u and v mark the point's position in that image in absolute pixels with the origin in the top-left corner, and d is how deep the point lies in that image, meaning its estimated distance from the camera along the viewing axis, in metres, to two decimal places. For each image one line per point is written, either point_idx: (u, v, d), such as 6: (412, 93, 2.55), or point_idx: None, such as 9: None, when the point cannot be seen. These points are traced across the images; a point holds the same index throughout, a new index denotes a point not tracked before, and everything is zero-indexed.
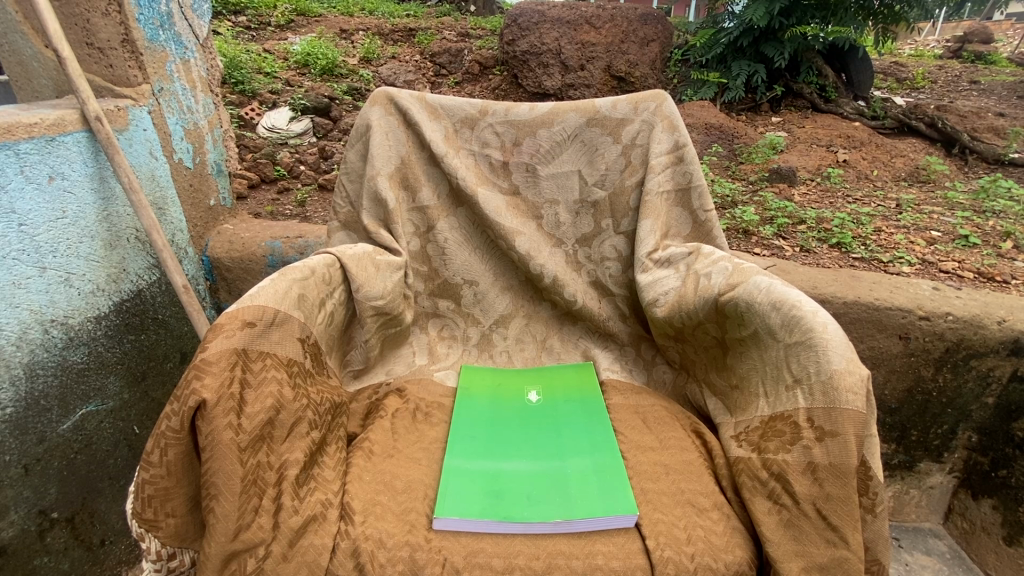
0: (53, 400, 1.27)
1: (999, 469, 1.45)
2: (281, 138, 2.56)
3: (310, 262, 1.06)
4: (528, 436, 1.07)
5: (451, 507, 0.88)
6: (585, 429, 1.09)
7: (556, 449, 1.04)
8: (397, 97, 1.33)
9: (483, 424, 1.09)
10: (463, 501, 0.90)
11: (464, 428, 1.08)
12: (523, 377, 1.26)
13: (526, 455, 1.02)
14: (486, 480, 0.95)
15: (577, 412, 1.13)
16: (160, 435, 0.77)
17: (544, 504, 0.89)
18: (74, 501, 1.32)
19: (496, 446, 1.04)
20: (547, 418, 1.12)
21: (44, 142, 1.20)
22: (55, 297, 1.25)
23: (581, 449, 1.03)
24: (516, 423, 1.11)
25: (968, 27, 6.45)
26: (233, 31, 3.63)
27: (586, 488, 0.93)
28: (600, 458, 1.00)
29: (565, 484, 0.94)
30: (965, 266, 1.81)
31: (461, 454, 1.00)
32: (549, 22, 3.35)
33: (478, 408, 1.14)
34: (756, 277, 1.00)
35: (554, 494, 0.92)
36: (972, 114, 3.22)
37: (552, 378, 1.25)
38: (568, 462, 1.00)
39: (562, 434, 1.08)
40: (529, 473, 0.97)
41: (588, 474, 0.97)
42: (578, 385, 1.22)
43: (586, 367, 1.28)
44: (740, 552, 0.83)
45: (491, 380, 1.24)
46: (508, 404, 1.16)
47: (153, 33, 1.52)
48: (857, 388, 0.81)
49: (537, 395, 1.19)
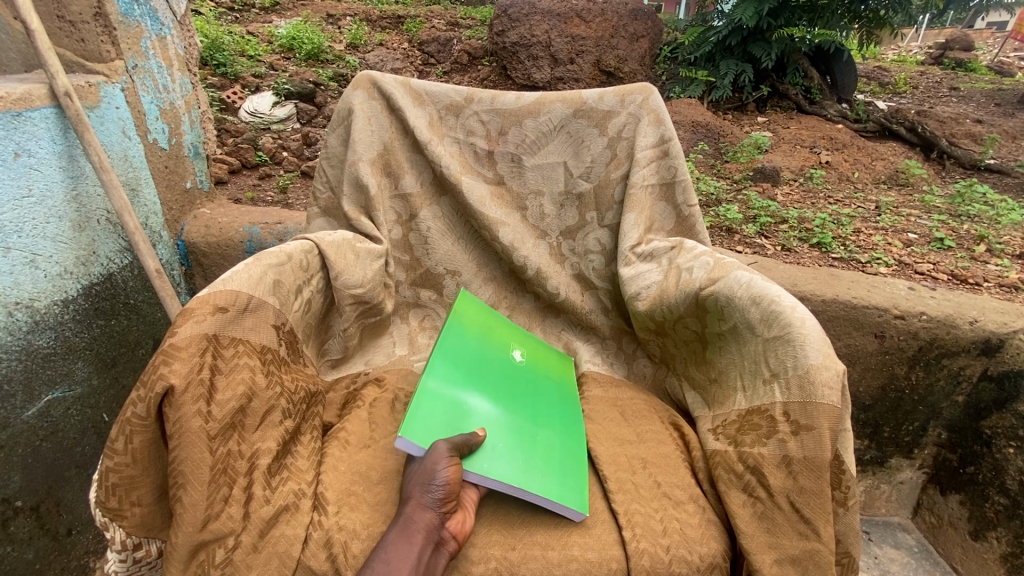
0: (16, 384, 1.23)
1: (967, 466, 1.49)
2: (263, 123, 2.51)
3: (287, 248, 1.03)
4: (506, 391, 1.02)
5: (420, 432, 0.84)
6: (559, 408, 1.05)
7: (534, 412, 1.00)
8: (380, 80, 1.29)
9: (471, 355, 1.04)
10: (422, 429, 0.85)
11: (450, 349, 1.01)
12: (512, 327, 1.22)
13: (505, 405, 0.98)
14: (463, 412, 0.91)
15: (554, 389, 1.09)
16: (124, 422, 0.75)
17: (507, 463, 0.86)
18: (39, 490, 1.28)
19: (478, 388, 0.98)
20: (530, 378, 1.09)
21: (8, 117, 1.15)
22: (19, 280, 1.20)
23: (555, 425, 1.00)
24: (500, 371, 1.06)
25: (949, 35, 6.57)
26: (214, 10, 3.53)
27: (553, 467, 0.90)
28: (569, 442, 0.97)
29: (534, 455, 0.90)
30: (940, 268, 1.84)
31: (441, 376, 0.95)
32: (539, 14, 3.31)
33: (468, 338, 1.07)
34: (736, 272, 1.01)
35: (524, 462, 0.88)
36: (950, 120, 3.29)
37: (537, 349, 1.21)
38: (540, 431, 0.96)
39: (538, 404, 1.03)
40: (504, 427, 0.93)
41: (554, 452, 0.93)
42: (561, 369, 1.18)
43: (568, 360, 1.24)
44: (714, 544, 0.84)
45: (483, 319, 1.16)
46: (495, 346, 1.11)
47: (128, 8, 1.46)
48: (833, 383, 0.82)
49: (520, 355, 1.14)
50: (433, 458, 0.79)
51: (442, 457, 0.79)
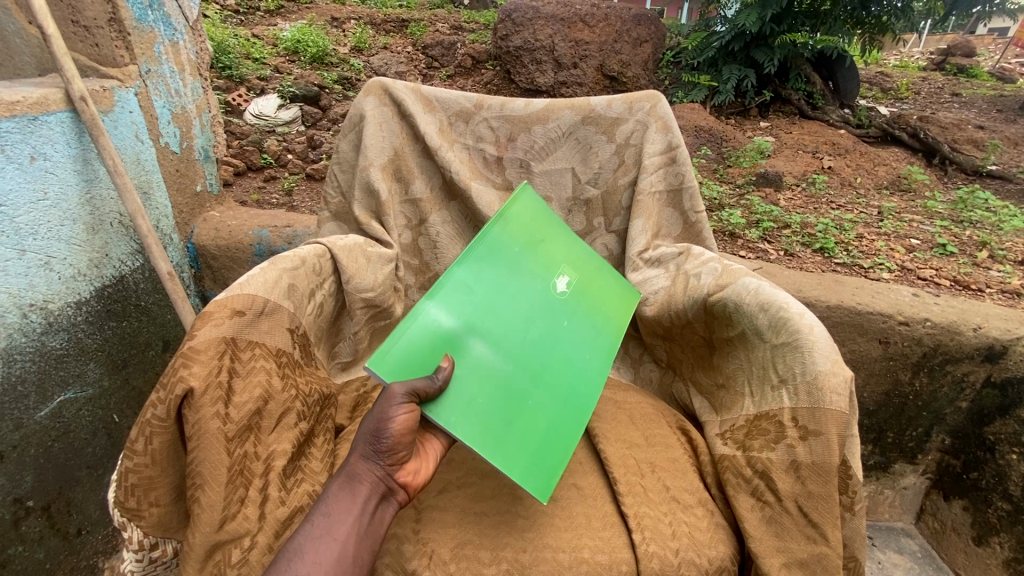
0: (30, 385, 1.25)
1: (970, 471, 1.49)
2: (268, 126, 2.53)
3: (301, 252, 1.04)
4: (521, 333, 0.92)
5: (394, 363, 0.78)
6: (575, 366, 0.95)
7: (537, 368, 0.90)
8: (391, 87, 1.31)
9: (493, 287, 0.93)
10: (393, 362, 0.78)
11: (466, 279, 0.91)
12: (567, 247, 1.10)
13: (506, 353, 0.89)
14: (449, 353, 0.83)
15: (581, 340, 0.99)
16: (144, 424, 0.76)
17: (476, 422, 0.79)
18: (50, 490, 1.29)
19: (488, 324, 0.89)
20: (557, 319, 0.98)
21: (26, 121, 1.16)
22: (34, 282, 1.22)
23: (554, 387, 0.90)
24: (524, 306, 0.96)
25: (951, 41, 6.59)
26: (219, 13, 3.56)
27: (527, 440, 0.82)
28: (563, 412, 0.89)
29: (511, 421, 0.83)
30: (943, 274, 1.85)
31: (442, 307, 0.86)
32: (543, 18, 3.33)
33: (495, 265, 0.95)
34: (744, 279, 1.02)
35: (495, 427, 0.81)
36: (952, 126, 3.31)
37: (598, 276, 1.12)
38: (536, 392, 0.88)
39: (551, 356, 0.93)
40: (491, 380, 0.84)
41: (541, 422, 0.85)
42: (617, 306, 1.10)
43: (633, 296, 1.15)
44: (722, 547, 0.85)
45: (534, 237, 1.04)
46: (529, 275, 0.99)
47: (141, 13, 1.48)
48: (841, 389, 0.83)
49: (563, 288, 1.03)
50: (385, 405, 0.73)
51: (394, 403, 0.73)
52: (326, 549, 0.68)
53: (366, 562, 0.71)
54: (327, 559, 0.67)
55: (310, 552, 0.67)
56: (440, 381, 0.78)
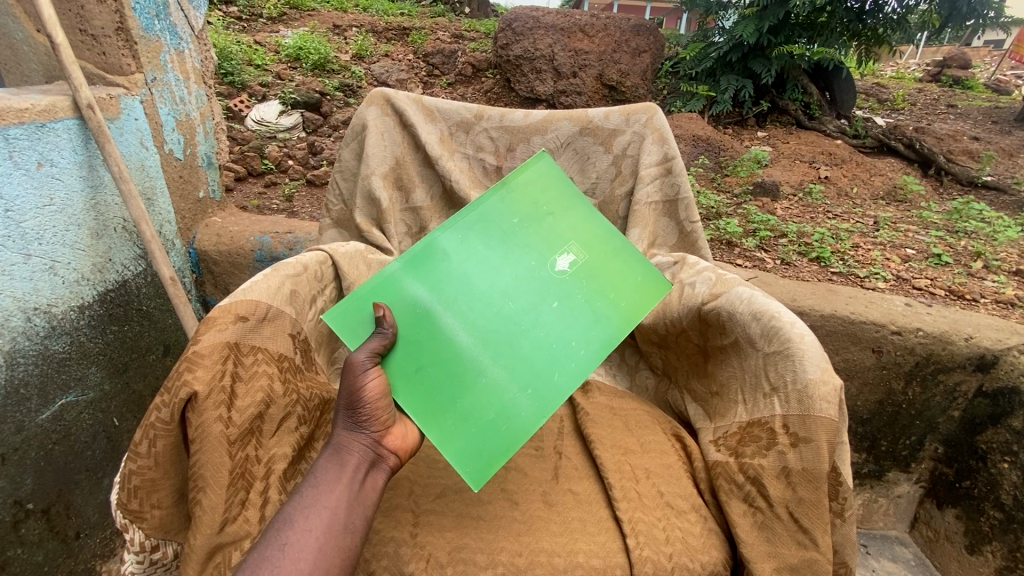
0: (32, 388, 1.26)
1: (963, 480, 1.51)
2: (270, 132, 2.55)
3: (303, 258, 1.06)
4: (496, 307, 0.90)
5: (352, 320, 0.85)
6: (551, 349, 0.88)
7: (504, 345, 0.87)
8: (394, 97, 1.33)
9: (474, 259, 0.93)
10: (352, 318, 0.86)
11: (445, 247, 0.93)
12: (580, 222, 1.01)
13: (471, 326, 0.88)
14: (411, 317, 0.87)
15: (570, 321, 0.91)
16: (148, 427, 0.78)
17: (417, 388, 0.82)
18: (50, 492, 1.31)
19: (458, 294, 0.90)
20: (544, 295, 0.92)
21: (34, 128, 1.18)
22: (38, 285, 1.24)
23: (517, 367, 0.86)
24: (508, 279, 0.93)
25: (947, 53, 6.67)
26: (222, 20, 3.60)
27: (470, 417, 0.82)
28: (523, 394, 0.84)
29: (457, 396, 0.83)
30: (937, 284, 1.88)
31: (413, 271, 0.90)
32: (543, 28, 3.37)
33: (482, 236, 0.95)
34: (737, 288, 1.04)
35: (438, 397, 0.83)
36: (948, 138, 3.36)
37: (615, 258, 0.99)
38: (493, 371, 0.85)
39: (524, 334, 0.88)
40: (446, 350, 0.86)
41: (490, 400, 0.83)
42: (634, 295, 0.96)
43: (661, 287, 0.97)
44: (715, 552, 0.86)
45: (535, 211, 0.99)
46: (521, 249, 0.96)
47: (148, 23, 1.50)
48: (831, 397, 0.85)
49: (563, 266, 0.96)
50: (351, 376, 0.78)
51: (360, 371, 0.78)
52: (315, 517, 0.70)
53: (359, 529, 0.72)
54: (318, 525, 0.69)
55: (299, 520, 0.69)
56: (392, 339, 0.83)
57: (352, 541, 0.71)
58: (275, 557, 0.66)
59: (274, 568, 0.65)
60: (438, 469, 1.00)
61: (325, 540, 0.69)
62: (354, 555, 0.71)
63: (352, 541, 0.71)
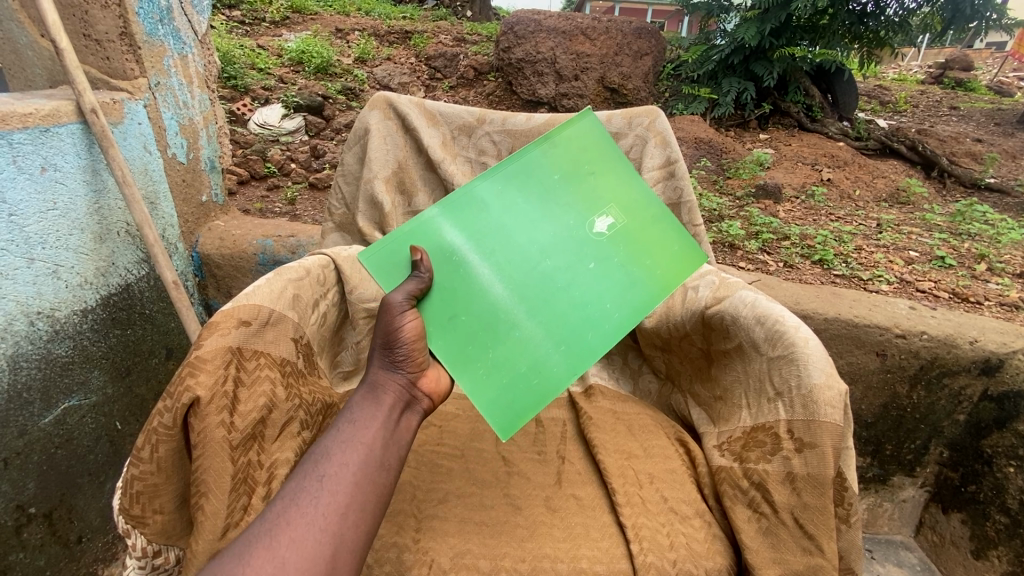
0: (35, 392, 1.26)
1: (969, 485, 1.50)
2: (272, 135, 2.56)
3: (305, 262, 1.05)
4: (532, 263, 0.90)
5: (388, 263, 0.87)
6: (586, 310, 0.88)
7: (538, 301, 0.88)
8: (396, 101, 1.34)
9: (513, 211, 0.93)
10: (386, 261, 0.87)
11: (484, 197, 0.92)
12: (622, 184, 0.99)
13: (507, 280, 0.88)
14: (446, 265, 0.88)
15: (606, 284, 0.90)
16: (151, 431, 0.78)
17: (450, 337, 0.84)
18: (52, 496, 1.31)
19: (494, 247, 0.90)
20: (581, 255, 0.92)
21: (38, 133, 1.19)
22: (41, 290, 1.24)
23: (551, 324, 0.87)
24: (544, 236, 0.92)
25: (950, 54, 6.65)
26: (226, 25, 3.62)
27: (502, 369, 0.84)
28: (555, 351, 0.85)
29: (489, 349, 0.85)
30: (941, 286, 1.87)
31: (451, 219, 0.90)
32: (545, 31, 3.38)
33: (520, 189, 0.94)
34: (740, 292, 1.04)
35: (471, 346, 0.84)
36: (950, 140, 3.35)
37: (656, 225, 0.98)
38: (526, 327, 0.86)
39: (559, 293, 0.89)
40: (480, 301, 0.87)
41: (522, 354, 0.85)
42: (670, 264, 0.95)
43: (697, 259, 0.96)
44: (719, 558, 0.86)
45: (576, 168, 0.97)
46: (561, 206, 0.95)
47: (152, 28, 1.51)
48: (835, 402, 0.84)
49: (603, 227, 0.95)
50: (388, 318, 0.80)
51: (398, 313, 0.81)
52: (353, 451, 0.70)
53: (394, 466, 0.72)
54: (354, 460, 0.69)
55: (337, 454, 0.69)
56: (426, 283, 0.85)
57: (387, 477, 0.71)
58: (313, 487, 0.66)
59: (313, 497, 0.65)
60: (440, 475, 1.00)
61: (361, 475, 0.69)
62: (389, 491, 0.71)
63: (387, 476, 0.71)
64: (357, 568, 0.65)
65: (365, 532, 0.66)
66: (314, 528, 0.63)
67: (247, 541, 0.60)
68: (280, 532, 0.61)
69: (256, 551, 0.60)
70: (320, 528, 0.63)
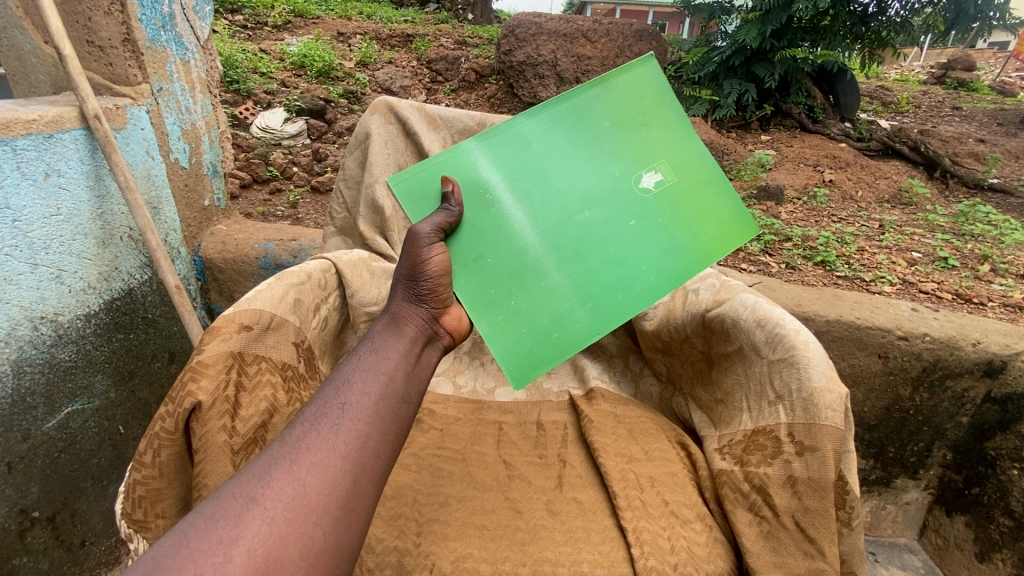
0: (38, 397, 1.27)
1: (972, 487, 1.49)
2: (274, 139, 2.57)
3: (306, 267, 1.06)
4: (568, 212, 0.92)
5: (425, 194, 0.91)
6: (616, 265, 0.91)
7: (570, 252, 0.91)
8: (397, 106, 1.35)
9: (556, 156, 0.94)
10: (421, 191, 0.91)
11: (527, 138, 0.94)
12: (676, 140, 0.96)
13: (539, 227, 0.92)
14: (481, 204, 0.91)
15: (641, 245, 0.92)
16: (153, 436, 0.78)
17: (478, 275, 0.90)
18: (55, 500, 1.31)
19: (532, 191, 0.93)
20: (621, 211, 0.93)
21: (41, 139, 1.19)
22: (45, 295, 1.24)
23: (578, 280, 0.90)
24: (584, 186, 0.94)
25: (954, 53, 6.62)
26: (228, 29, 3.64)
27: (522, 318, 0.89)
28: (578, 303, 0.90)
29: (512, 294, 0.90)
30: (944, 287, 1.86)
31: (492, 158, 0.93)
32: (545, 34, 3.39)
33: (566, 132, 0.94)
34: (741, 295, 1.04)
35: (498, 290, 0.90)
36: (953, 140, 3.35)
37: (707, 189, 0.95)
38: (554, 275, 0.91)
39: (591, 246, 0.92)
40: (512, 246, 0.91)
41: (546, 301, 0.90)
42: (717, 231, 0.93)
43: (746, 231, 0.94)
44: (721, 562, 0.85)
45: (629, 118, 0.95)
46: (606, 156, 0.94)
47: (154, 34, 1.52)
48: (836, 405, 0.84)
49: (649, 182, 0.94)
50: (415, 248, 0.84)
51: (425, 244, 0.85)
52: (373, 381, 0.70)
53: (414, 401, 0.73)
54: (376, 390, 0.69)
55: (358, 384, 0.69)
56: (459, 218, 0.90)
57: (406, 412, 0.71)
58: (334, 414, 0.64)
59: (334, 425, 0.63)
60: (441, 479, 1.00)
61: (382, 405, 0.68)
62: (406, 426, 0.71)
63: (407, 410, 0.71)
64: (376, 498, 0.63)
65: (384, 462, 0.65)
66: (334, 454, 0.61)
67: (266, 463, 0.59)
68: (299, 456, 0.60)
69: (275, 472, 0.58)
70: (341, 454, 0.61)
